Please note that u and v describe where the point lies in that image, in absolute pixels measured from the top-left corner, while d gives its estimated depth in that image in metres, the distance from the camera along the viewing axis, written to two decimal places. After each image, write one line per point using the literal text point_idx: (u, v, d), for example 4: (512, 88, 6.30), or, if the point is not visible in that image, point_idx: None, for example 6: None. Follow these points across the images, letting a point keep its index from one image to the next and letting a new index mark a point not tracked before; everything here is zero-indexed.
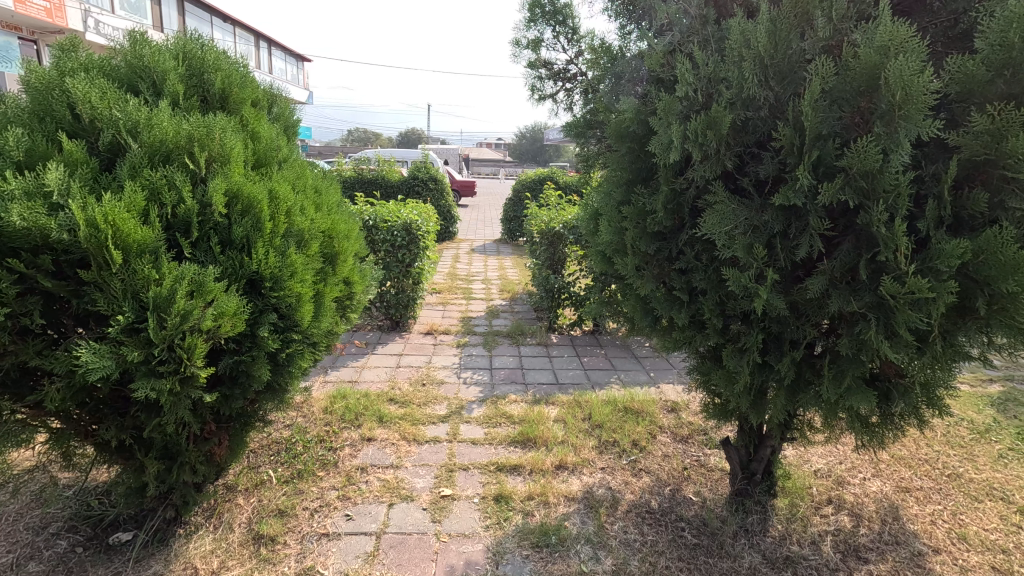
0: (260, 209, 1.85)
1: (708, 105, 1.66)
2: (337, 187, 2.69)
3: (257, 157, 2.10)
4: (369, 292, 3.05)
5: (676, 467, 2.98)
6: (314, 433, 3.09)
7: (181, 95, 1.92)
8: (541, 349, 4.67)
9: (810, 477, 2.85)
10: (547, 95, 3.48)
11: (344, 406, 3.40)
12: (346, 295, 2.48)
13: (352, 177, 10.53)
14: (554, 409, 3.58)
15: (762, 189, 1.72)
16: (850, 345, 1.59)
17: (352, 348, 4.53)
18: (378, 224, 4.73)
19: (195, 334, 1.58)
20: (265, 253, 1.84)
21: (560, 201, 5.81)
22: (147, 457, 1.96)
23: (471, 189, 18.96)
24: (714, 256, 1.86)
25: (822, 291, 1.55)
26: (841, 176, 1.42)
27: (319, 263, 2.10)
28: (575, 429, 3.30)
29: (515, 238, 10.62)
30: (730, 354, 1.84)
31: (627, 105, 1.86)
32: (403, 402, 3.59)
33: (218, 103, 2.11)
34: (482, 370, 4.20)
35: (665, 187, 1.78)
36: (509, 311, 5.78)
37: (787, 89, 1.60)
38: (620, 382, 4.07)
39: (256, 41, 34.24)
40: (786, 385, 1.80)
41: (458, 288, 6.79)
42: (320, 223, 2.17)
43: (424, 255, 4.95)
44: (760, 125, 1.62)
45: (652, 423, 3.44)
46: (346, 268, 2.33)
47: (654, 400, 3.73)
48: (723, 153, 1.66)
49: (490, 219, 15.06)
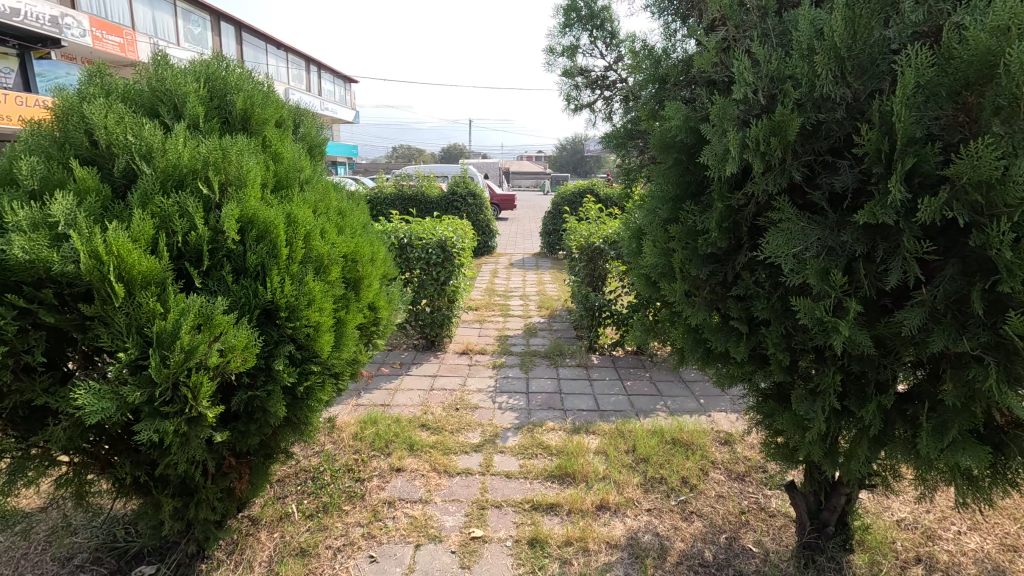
0: (276, 235, 1.75)
1: (771, 107, 1.43)
2: (364, 208, 2.59)
3: (278, 179, 2.01)
4: (399, 315, 2.93)
5: (732, 511, 2.67)
6: (342, 462, 2.99)
7: (201, 118, 1.86)
8: (581, 372, 4.43)
9: (893, 529, 2.47)
10: (584, 104, 3.29)
11: (374, 432, 3.28)
12: (372, 321, 2.35)
13: (392, 193, 10.65)
14: (595, 439, 3.34)
15: (837, 204, 1.46)
16: (957, 391, 1.30)
17: (386, 368, 4.44)
18: (413, 242, 4.64)
19: (201, 372, 1.48)
20: (280, 281, 1.74)
21: (600, 214, 5.58)
22: (163, 494, 1.87)
23: (510, 202, 18.93)
24: (778, 281, 1.60)
25: (920, 326, 1.28)
26: (946, 187, 1.16)
27: (340, 290, 1.98)
28: (617, 462, 3.04)
29: (555, 251, 10.41)
30: (799, 396, 1.58)
31: (673, 111, 1.64)
32: (435, 428, 3.43)
33: (240, 124, 2.04)
34: (518, 394, 4.00)
35: (719, 203, 1.55)
36: (547, 329, 5.57)
37: (869, 86, 1.35)
38: (667, 409, 3.78)
39: (306, 65, 35.87)
40: (871, 434, 1.52)
41: (496, 304, 6.64)
42: (342, 246, 2.07)
43: (459, 272, 4.81)
44: (835, 129, 1.38)
45: (703, 457, 3.13)
46: (370, 293, 2.21)
47: (705, 431, 3.41)
48: (790, 163, 1.42)
49: (530, 233, 14.92)
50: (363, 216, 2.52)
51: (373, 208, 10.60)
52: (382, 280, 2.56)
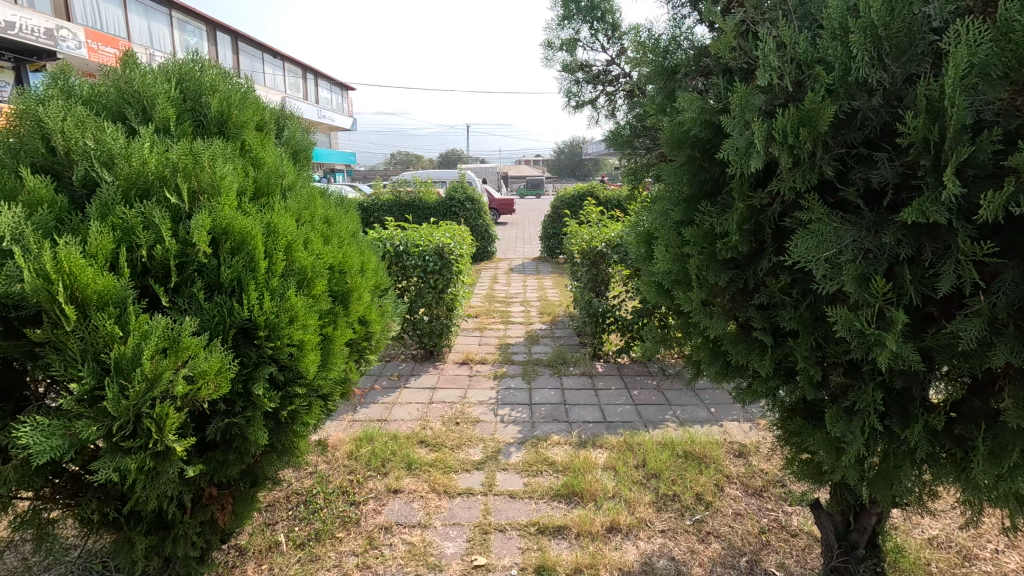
0: (254, 247, 1.61)
1: (798, 95, 1.29)
2: (353, 215, 2.44)
3: (258, 186, 1.87)
4: (394, 327, 2.78)
5: (752, 530, 2.50)
6: (337, 484, 2.83)
7: (172, 121, 1.71)
8: (585, 381, 4.27)
9: (925, 548, 2.31)
10: (584, 101, 3.15)
11: (370, 450, 3.12)
12: (363, 335, 2.20)
13: (389, 200, 10.53)
14: (602, 454, 3.18)
15: (874, 201, 1.31)
16: (1021, 411, 1.15)
17: (384, 381, 4.28)
18: (409, 250, 4.48)
19: (167, 402, 1.32)
20: (258, 297, 1.59)
21: (601, 217, 5.44)
22: (136, 530, 1.71)
23: (509, 206, 18.81)
24: (807, 288, 1.45)
25: (977, 338, 1.13)
26: (1010, 180, 1.01)
27: (327, 304, 1.83)
28: (627, 479, 2.88)
29: (555, 255, 10.27)
30: (834, 416, 1.42)
31: (687, 103, 1.50)
32: (435, 444, 3.27)
33: (217, 128, 1.90)
34: (521, 406, 3.84)
35: (741, 203, 1.40)
36: (549, 336, 5.41)
37: (909, 68, 1.21)
38: (677, 419, 3.61)
39: (302, 74, 35.86)
40: (916, 457, 1.36)
41: (496, 311, 6.49)
42: (329, 257, 1.92)
43: (458, 280, 4.66)
44: (872, 117, 1.23)
45: (718, 471, 2.97)
46: (360, 306, 2.06)
47: (717, 443, 3.25)
48: (821, 156, 1.27)
49: (529, 237, 14.78)
50: (353, 225, 2.38)
51: (370, 215, 10.47)
52: (374, 291, 2.41)
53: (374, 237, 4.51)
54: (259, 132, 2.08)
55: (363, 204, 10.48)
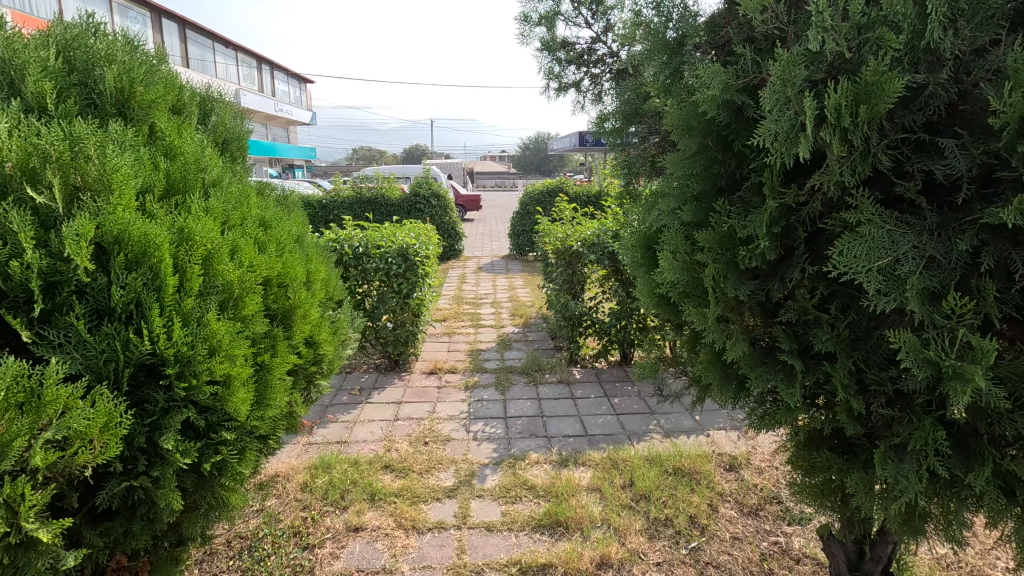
0: (158, 260, 1.25)
1: (848, 66, 1.03)
2: (298, 217, 2.08)
3: (170, 182, 1.50)
4: (350, 342, 2.43)
5: (752, 557, 2.29)
6: (287, 524, 2.46)
7: (49, 97, 1.32)
8: (563, 389, 4.01)
9: (936, 571, 2.15)
10: (567, 84, 2.85)
11: (328, 481, 2.77)
12: (311, 359, 1.86)
13: (350, 196, 10.02)
14: (586, 473, 2.92)
15: (933, 198, 1.08)
16: None
17: (344, 396, 3.90)
18: (370, 251, 4.09)
19: (22, 478, 0.96)
20: (166, 324, 1.24)
21: (575, 214, 5.18)
22: None
23: (476, 202, 18.44)
24: (846, 303, 1.21)
25: None
26: None
27: (261, 327, 1.49)
28: (615, 502, 2.63)
29: (524, 253, 10.03)
30: (880, 455, 1.19)
31: (703, 79, 1.23)
32: (401, 470, 2.93)
33: (115, 108, 1.51)
34: (496, 420, 3.54)
35: (772, 201, 1.15)
36: (523, 341, 5.14)
37: (986, 32, 0.97)
38: (661, 430, 3.40)
39: (257, 65, 34.32)
40: (979, 503, 1.14)
41: (465, 313, 6.17)
42: (263, 269, 1.57)
43: (424, 283, 4.32)
44: (939, 94, 0.99)
45: (710, 489, 2.76)
46: (306, 326, 1.72)
47: (706, 455, 3.05)
48: (877, 143, 1.02)
49: (497, 234, 14.47)
50: (297, 228, 2.03)
51: (330, 213, 9.93)
52: (325, 305, 2.06)
53: (330, 239, 4.11)
54: (174, 116, 1.70)
55: (322, 201, 9.94)
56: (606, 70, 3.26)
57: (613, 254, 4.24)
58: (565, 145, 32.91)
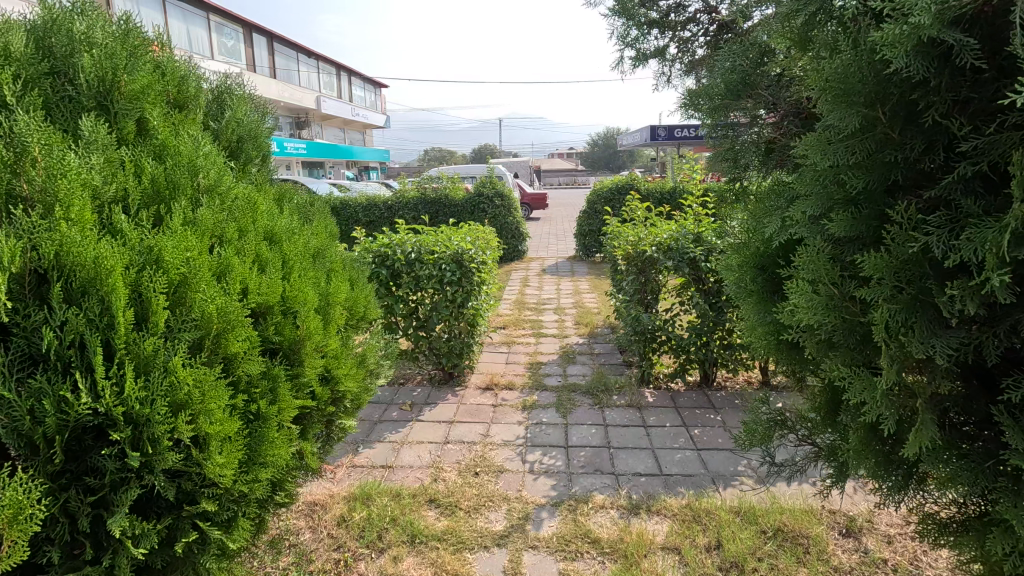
0: (108, 293, 0.97)
1: None
2: (319, 228, 1.80)
3: (152, 189, 1.23)
4: (387, 368, 2.13)
5: None
6: (318, 567, 2.20)
7: (4, 87, 1.09)
8: (632, 415, 3.53)
9: None
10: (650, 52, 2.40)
11: (366, 516, 2.50)
12: (327, 399, 1.57)
13: (415, 197, 9.97)
14: (661, 526, 2.44)
15: None
16: None
17: (394, 412, 3.66)
18: (423, 257, 3.81)
19: None
20: (116, 375, 0.97)
21: (648, 215, 4.65)
22: None
23: (542, 201, 18.05)
24: None
25: None
26: None
27: (250, 369, 1.20)
28: (699, 571, 2.15)
29: (591, 254, 9.50)
30: None
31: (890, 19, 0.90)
32: (447, 506, 2.61)
33: (96, 101, 1.27)
34: (555, 450, 3.13)
35: None
36: (588, 354, 4.68)
37: None
38: (754, 473, 2.84)
39: (335, 72, 35.97)
40: None
41: (526, 320, 5.81)
42: (260, 294, 1.28)
43: (480, 291, 3.99)
44: None
45: (823, 560, 2.19)
46: (315, 362, 1.42)
47: (814, 513, 2.46)
48: None
49: (563, 234, 13.99)
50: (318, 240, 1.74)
51: (396, 213, 9.95)
52: (348, 328, 1.76)
53: (382, 244, 3.87)
54: (172, 110, 1.45)
55: (388, 202, 9.97)
56: (697, 31, 2.75)
57: (694, 261, 3.68)
58: (636, 140, 31.70)
